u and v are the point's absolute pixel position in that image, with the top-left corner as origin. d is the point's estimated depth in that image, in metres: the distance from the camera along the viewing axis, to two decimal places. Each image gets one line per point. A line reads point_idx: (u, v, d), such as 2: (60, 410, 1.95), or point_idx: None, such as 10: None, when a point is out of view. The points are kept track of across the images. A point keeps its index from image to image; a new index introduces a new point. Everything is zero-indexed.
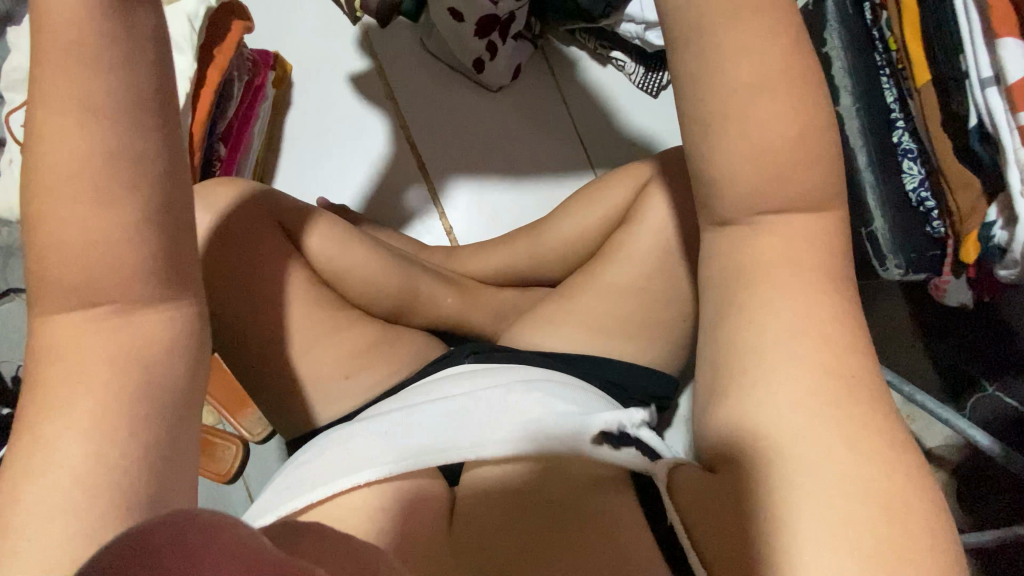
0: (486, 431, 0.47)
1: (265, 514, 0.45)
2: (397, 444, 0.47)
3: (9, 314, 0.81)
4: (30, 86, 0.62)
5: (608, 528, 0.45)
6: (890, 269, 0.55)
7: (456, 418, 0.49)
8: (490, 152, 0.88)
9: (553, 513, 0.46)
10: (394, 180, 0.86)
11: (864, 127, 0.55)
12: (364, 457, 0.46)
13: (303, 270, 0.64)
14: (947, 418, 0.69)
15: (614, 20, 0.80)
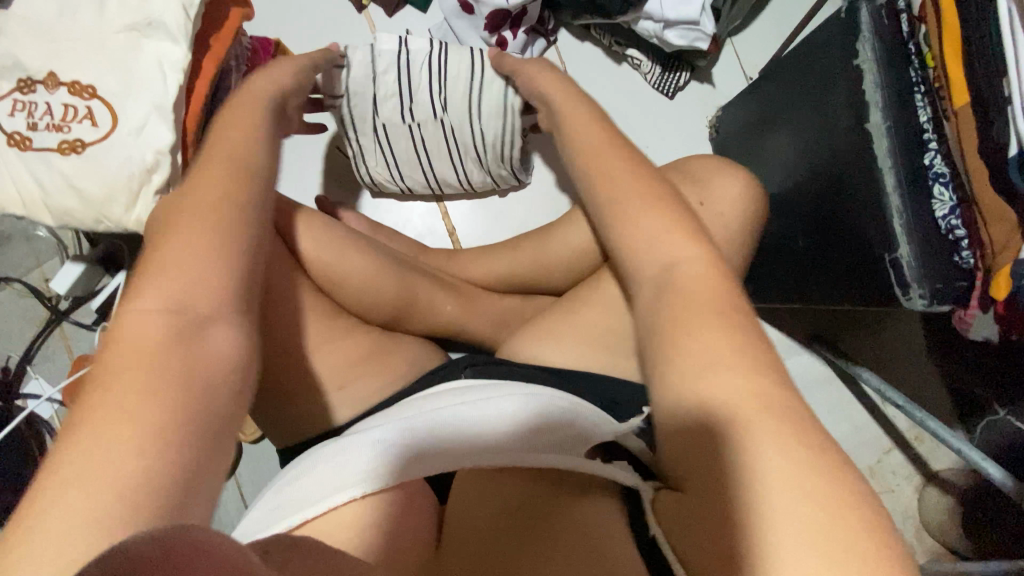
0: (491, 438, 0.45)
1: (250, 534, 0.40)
2: (392, 452, 0.44)
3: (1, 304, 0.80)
4: (16, 74, 0.59)
5: (586, 536, 0.43)
6: (914, 299, 0.51)
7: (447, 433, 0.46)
8: None
9: (533, 521, 0.45)
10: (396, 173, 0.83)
11: (894, 148, 0.51)
12: (358, 466, 0.42)
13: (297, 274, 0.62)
14: (959, 448, 0.67)
15: (632, 16, 0.76)
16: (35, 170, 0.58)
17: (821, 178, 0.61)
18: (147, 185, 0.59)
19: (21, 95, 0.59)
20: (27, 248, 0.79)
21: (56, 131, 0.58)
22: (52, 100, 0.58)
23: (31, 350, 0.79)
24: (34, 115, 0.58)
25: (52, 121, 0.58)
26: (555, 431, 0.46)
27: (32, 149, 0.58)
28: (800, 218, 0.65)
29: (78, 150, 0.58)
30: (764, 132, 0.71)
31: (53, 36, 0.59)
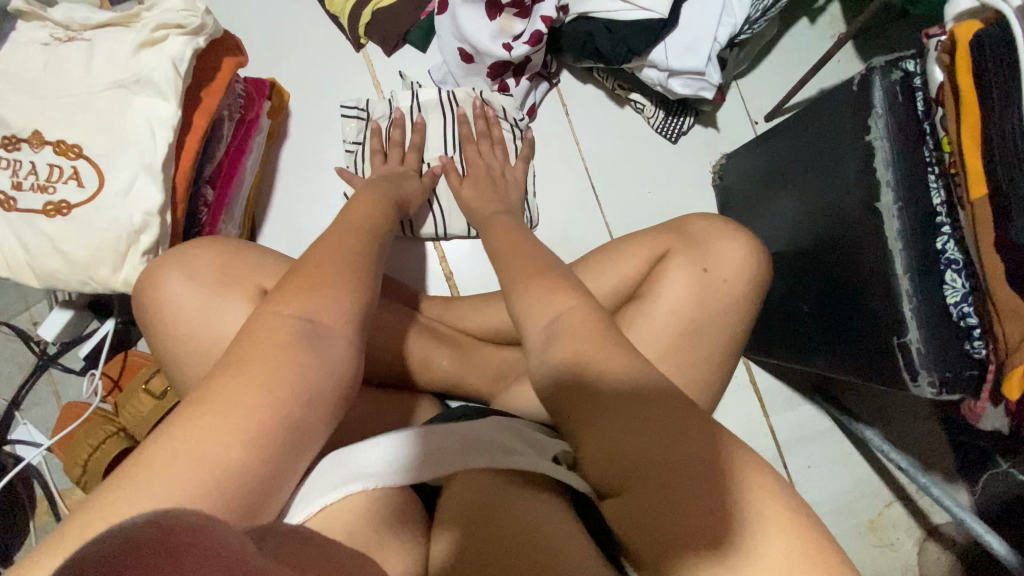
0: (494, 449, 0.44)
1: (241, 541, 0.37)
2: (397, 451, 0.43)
3: None
4: None
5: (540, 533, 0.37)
6: (922, 386, 0.50)
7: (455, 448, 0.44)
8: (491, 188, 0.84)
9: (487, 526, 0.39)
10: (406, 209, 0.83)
11: (904, 230, 0.50)
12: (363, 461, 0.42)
13: None
14: (963, 519, 0.65)
15: (636, 65, 0.74)
16: (19, 231, 0.56)
17: (829, 248, 0.59)
18: (134, 248, 0.57)
19: (4, 152, 0.57)
20: (14, 291, 0.78)
21: (42, 192, 0.56)
22: (37, 159, 0.56)
23: (19, 395, 0.78)
24: (19, 174, 0.57)
25: (37, 181, 0.56)
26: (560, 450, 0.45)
27: (16, 209, 0.56)
28: (807, 285, 0.64)
29: (63, 211, 0.56)
30: (771, 190, 0.69)
31: (38, 92, 0.57)
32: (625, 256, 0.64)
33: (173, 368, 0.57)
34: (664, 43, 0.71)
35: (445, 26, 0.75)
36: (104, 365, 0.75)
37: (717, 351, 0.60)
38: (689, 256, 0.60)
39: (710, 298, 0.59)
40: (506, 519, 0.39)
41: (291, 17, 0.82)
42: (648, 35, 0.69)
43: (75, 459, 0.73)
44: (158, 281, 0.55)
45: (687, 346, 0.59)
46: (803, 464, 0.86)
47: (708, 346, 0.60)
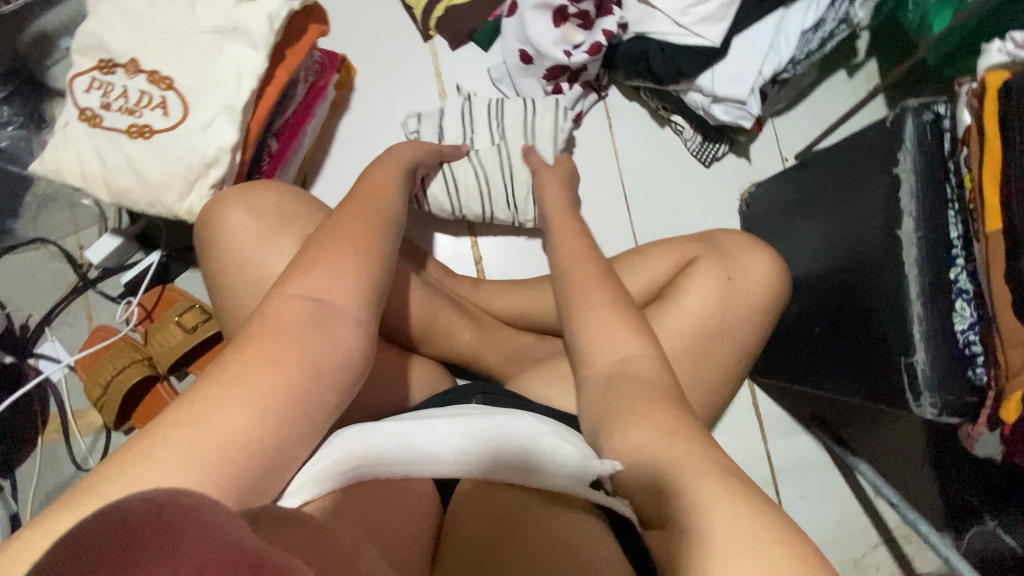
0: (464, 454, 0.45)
1: None
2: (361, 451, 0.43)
3: (31, 262, 0.81)
4: (99, 55, 0.62)
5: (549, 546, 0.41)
6: (924, 406, 0.53)
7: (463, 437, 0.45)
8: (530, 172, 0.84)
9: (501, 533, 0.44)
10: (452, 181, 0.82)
11: (921, 257, 0.53)
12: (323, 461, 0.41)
13: None
14: (947, 557, 0.66)
15: (683, 87, 0.79)
16: (100, 147, 0.61)
17: (847, 273, 0.63)
18: (203, 179, 0.61)
19: (100, 74, 0.62)
20: (69, 214, 0.81)
21: (128, 115, 0.61)
22: (129, 85, 0.61)
23: (52, 312, 0.80)
24: (109, 96, 0.61)
25: (125, 104, 0.61)
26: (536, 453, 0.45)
27: (101, 127, 0.61)
28: (822, 306, 0.67)
29: (145, 135, 0.61)
30: (796, 219, 0.73)
31: (142, 25, 0.62)
32: (655, 256, 0.68)
33: (220, 295, 0.60)
34: (712, 70, 0.76)
35: (512, 28, 0.81)
36: (141, 294, 0.79)
37: (730, 356, 0.63)
38: (715, 262, 0.64)
39: (731, 302, 0.62)
40: (524, 520, 0.44)
41: (369, 2, 0.88)
42: (700, 61, 0.75)
43: (97, 379, 0.75)
44: (223, 209, 0.59)
45: (703, 346, 0.62)
46: (795, 494, 0.87)
47: (723, 349, 0.63)
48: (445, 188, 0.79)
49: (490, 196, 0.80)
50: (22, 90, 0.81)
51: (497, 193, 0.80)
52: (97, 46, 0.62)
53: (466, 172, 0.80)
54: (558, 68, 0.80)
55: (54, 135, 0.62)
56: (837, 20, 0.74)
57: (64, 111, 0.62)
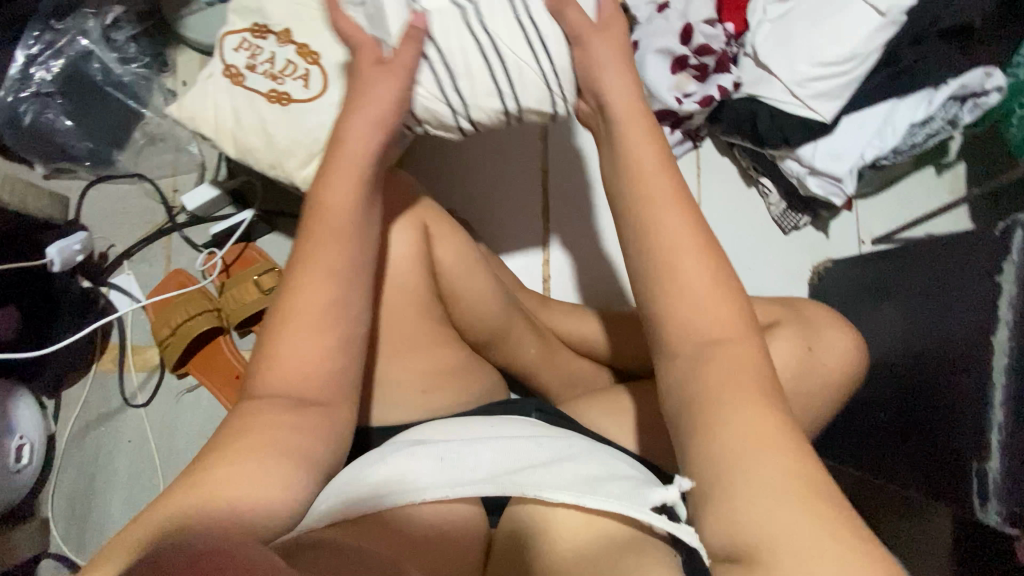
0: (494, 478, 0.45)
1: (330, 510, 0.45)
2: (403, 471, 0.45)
3: (123, 196, 0.83)
4: (254, 18, 0.65)
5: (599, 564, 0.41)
6: (989, 513, 0.53)
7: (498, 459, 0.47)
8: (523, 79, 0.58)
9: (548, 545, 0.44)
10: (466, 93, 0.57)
11: (1011, 368, 0.54)
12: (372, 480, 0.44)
13: (421, 279, 0.64)
14: None
15: (782, 153, 0.80)
16: (238, 105, 0.63)
17: (927, 365, 0.64)
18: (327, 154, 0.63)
19: (251, 37, 0.64)
20: (172, 157, 0.83)
21: (271, 79, 0.63)
22: (277, 52, 0.64)
23: (133, 248, 0.82)
24: (256, 59, 0.64)
25: (270, 69, 0.63)
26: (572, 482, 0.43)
27: (242, 86, 0.63)
28: (894, 392, 0.68)
29: (283, 102, 0.63)
30: (878, 304, 0.74)
31: None
32: None
33: None
34: (816, 142, 0.78)
35: None
36: (226, 248, 0.81)
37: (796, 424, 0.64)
38: (795, 329, 0.65)
39: (806, 372, 0.63)
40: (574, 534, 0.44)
41: None
42: (807, 133, 0.77)
43: (167, 320, 0.76)
44: None
45: None
46: None
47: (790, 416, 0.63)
48: (450, 65, 0.54)
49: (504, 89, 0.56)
50: (154, 31, 0.83)
51: (519, 79, 0.55)
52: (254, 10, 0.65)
53: (458, 34, 0.53)
54: (666, 112, 0.82)
55: (196, 86, 0.64)
56: (945, 120, 0.77)
57: (210, 65, 0.65)
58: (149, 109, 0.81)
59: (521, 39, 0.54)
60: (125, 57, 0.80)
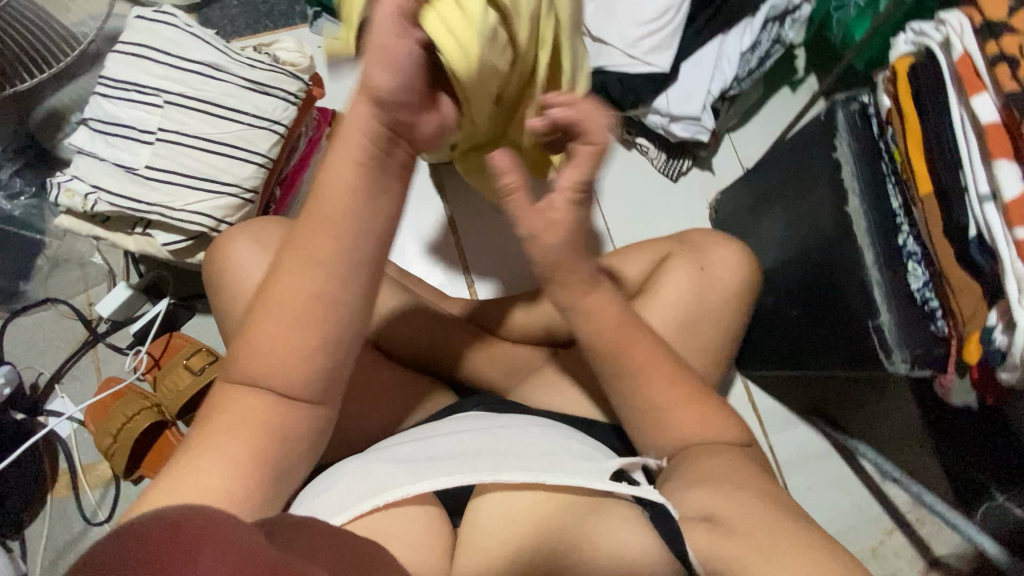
0: (443, 450, 0.52)
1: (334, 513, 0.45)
2: (392, 474, 0.49)
3: (43, 323, 0.85)
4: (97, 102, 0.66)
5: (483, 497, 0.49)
6: (896, 362, 0.56)
7: (503, 446, 0.52)
8: (185, 77, 0.66)
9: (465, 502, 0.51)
10: (239, 94, 0.67)
11: (870, 228, 0.60)
12: (380, 483, 0.47)
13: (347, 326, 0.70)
14: (955, 523, 0.68)
15: (643, 111, 0.87)
16: (104, 179, 0.63)
17: (808, 255, 0.69)
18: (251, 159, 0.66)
19: (99, 117, 0.65)
20: (80, 272, 0.86)
21: (131, 138, 0.64)
22: (128, 115, 0.65)
23: (63, 369, 0.83)
24: (99, 134, 0.65)
25: (133, 124, 0.65)
26: (502, 447, 0.52)
27: (102, 158, 0.64)
28: (792, 290, 0.72)
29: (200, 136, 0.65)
30: (766, 217, 0.78)
31: (147, 52, 0.66)
32: (635, 260, 0.73)
33: (230, 325, 0.63)
34: (667, 93, 0.84)
35: None
36: (149, 343, 0.82)
37: (717, 338, 0.67)
38: (691, 255, 0.69)
39: (714, 287, 0.67)
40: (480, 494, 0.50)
41: None
42: (652, 86, 0.83)
43: (108, 428, 0.77)
44: (231, 238, 0.63)
45: (684, 335, 0.66)
46: (802, 486, 0.87)
47: (708, 334, 0.67)
48: (193, 173, 0.64)
49: (257, 83, 0.67)
50: (35, 163, 0.85)
51: (260, 79, 0.68)
52: (104, 101, 0.65)
53: (192, 105, 0.65)
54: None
55: (64, 176, 0.64)
56: (771, 41, 0.84)
57: (76, 154, 0.65)
58: (48, 235, 0.85)
59: (204, 70, 0.66)
60: (11, 193, 0.83)
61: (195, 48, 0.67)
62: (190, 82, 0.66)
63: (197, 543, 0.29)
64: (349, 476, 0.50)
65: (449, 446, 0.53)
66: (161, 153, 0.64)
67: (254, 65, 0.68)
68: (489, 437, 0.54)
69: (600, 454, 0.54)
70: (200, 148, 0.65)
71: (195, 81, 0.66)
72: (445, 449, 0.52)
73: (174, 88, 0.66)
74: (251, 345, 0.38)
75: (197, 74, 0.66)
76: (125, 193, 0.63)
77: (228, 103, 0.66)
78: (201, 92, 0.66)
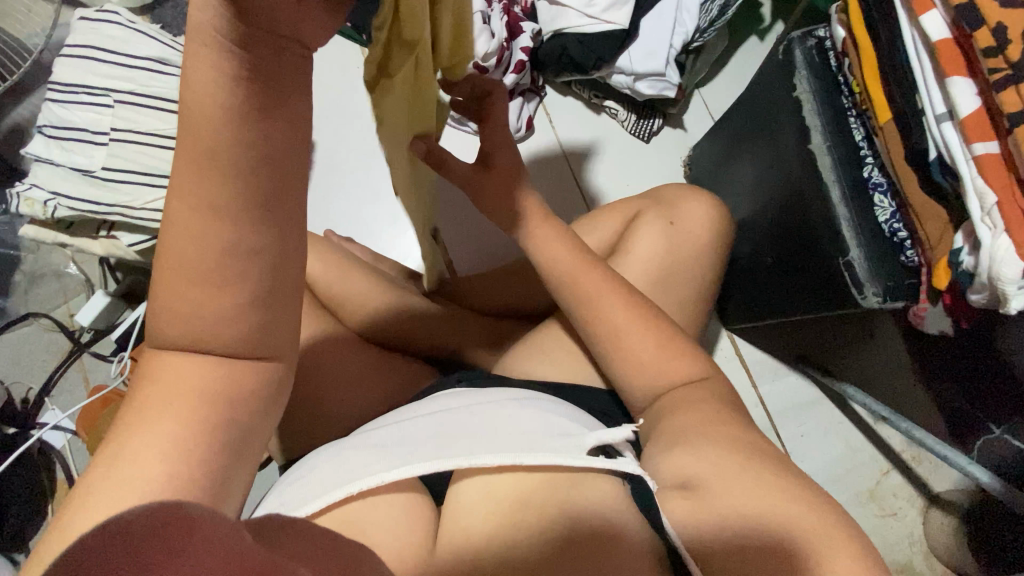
0: (416, 430, 0.51)
1: (306, 505, 0.45)
2: (364, 460, 0.48)
3: (26, 338, 0.85)
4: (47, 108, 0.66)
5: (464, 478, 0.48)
6: (869, 297, 0.56)
7: (480, 422, 0.51)
8: (135, 75, 0.66)
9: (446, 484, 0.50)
10: None
11: (835, 163, 0.58)
12: (351, 470, 0.47)
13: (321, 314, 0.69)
14: (947, 455, 0.68)
15: (606, 71, 0.86)
16: (60, 183, 0.63)
17: (778, 199, 0.68)
18: None
19: (49, 122, 0.64)
20: (58, 284, 0.86)
21: (85, 140, 0.64)
22: (79, 117, 0.64)
23: (50, 382, 0.83)
24: (51, 140, 0.64)
25: (86, 126, 0.64)
26: (477, 424, 0.51)
27: (57, 163, 0.63)
28: (767, 238, 0.71)
29: (157, 133, 0.66)
30: (737, 166, 0.77)
31: (93, 52, 0.65)
32: (606, 222, 0.73)
33: None
34: (628, 51, 0.83)
35: None
36: (132, 349, 0.82)
37: (693, 292, 0.67)
38: (661, 211, 0.68)
39: (686, 241, 0.66)
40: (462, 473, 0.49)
41: None
42: (612, 45, 0.82)
43: (100, 435, 0.77)
44: None
45: (660, 291, 0.65)
46: (796, 434, 0.87)
47: (684, 288, 0.66)
48: (153, 171, 0.64)
49: None
50: None
51: None
52: (53, 106, 0.64)
53: (146, 103, 0.65)
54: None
55: (21, 185, 0.64)
56: None
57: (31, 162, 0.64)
58: (22, 250, 0.86)
59: (154, 66, 0.67)
60: None
61: (143, 45, 0.67)
62: (141, 78, 0.66)
63: (189, 541, 0.22)
64: (324, 463, 0.50)
65: (422, 427, 0.52)
66: (118, 153, 0.64)
67: None
68: (464, 415, 0.53)
69: (580, 425, 0.53)
70: (157, 144, 0.65)
71: (146, 78, 0.66)
72: (419, 430, 0.51)
73: (124, 86, 0.65)
74: (179, 317, 0.33)
75: (147, 71, 0.66)
76: (84, 196, 0.62)
77: None
78: (153, 89, 0.66)
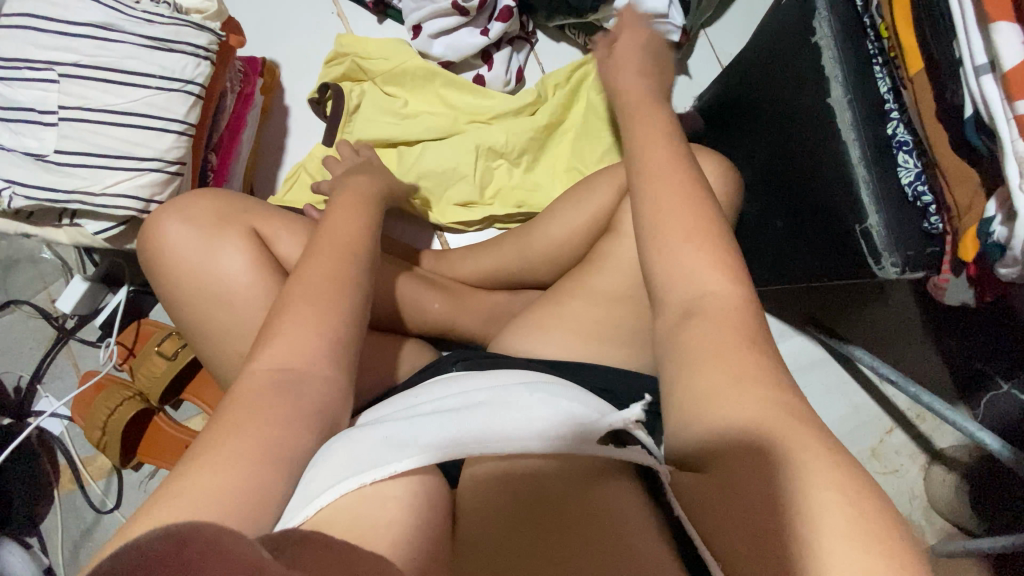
0: (430, 414, 0.42)
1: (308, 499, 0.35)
2: (375, 445, 0.39)
3: (8, 326, 0.83)
4: None
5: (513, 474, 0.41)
6: (886, 268, 0.52)
7: (503, 401, 0.42)
8: (72, 44, 0.59)
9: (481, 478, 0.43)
10: (141, 54, 0.61)
11: (857, 120, 0.53)
12: (361, 455, 0.37)
13: None
14: (956, 420, 0.66)
15: (603, 14, 0.79)
16: (11, 170, 0.58)
17: (787, 158, 0.63)
18: (167, 127, 0.61)
19: None
20: (34, 270, 0.84)
21: (31, 121, 0.58)
22: (20, 95, 0.58)
23: (41, 370, 0.82)
24: None
25: (29, 105, 0.58)
26: (505, 401, 0.42)
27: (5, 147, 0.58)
28: (774, 202, 0.67)
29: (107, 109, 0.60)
30: (741, 124, 0.71)
31: (26, 19, 0.58)
32: (604, 187, 0.69)
33: (177, 309, 0.59)
34: None
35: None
36: (118, 333, 0.80)
37: None
38: None
39: None
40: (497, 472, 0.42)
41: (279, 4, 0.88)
42: None
43: (95, 422, 0.75)
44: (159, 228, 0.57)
45: None
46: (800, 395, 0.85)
47: None
48: (110, 151, 0.59)
49: (158, 40, 0.61)
50: None
51: (162, 35, 0.61)
52: None
53: (89, 76, 0.59)
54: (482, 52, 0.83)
55: None
56: None
57: None
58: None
59: (92, 32, 0.60)
60: None
61: (82, 9, 0.60)
62: (82, 48, 0.59)
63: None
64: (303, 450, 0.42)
65: (435, 410, 0.42)
66: (68, 133, 0.58)
67: (153, 19, 0.62)
68: (484, 394, 0.44)
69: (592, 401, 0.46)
70: (108, 122, 0.59)
71: (84, 46, 0.59)
72: (433, 413, 0.42)
73: (63, 57, 0.59)
74: None
75: (83, 38, 0.59)
76: (38, 182, 0.57)
77: (129, 65, 0.60)
78: (96, 58, 0.59)
